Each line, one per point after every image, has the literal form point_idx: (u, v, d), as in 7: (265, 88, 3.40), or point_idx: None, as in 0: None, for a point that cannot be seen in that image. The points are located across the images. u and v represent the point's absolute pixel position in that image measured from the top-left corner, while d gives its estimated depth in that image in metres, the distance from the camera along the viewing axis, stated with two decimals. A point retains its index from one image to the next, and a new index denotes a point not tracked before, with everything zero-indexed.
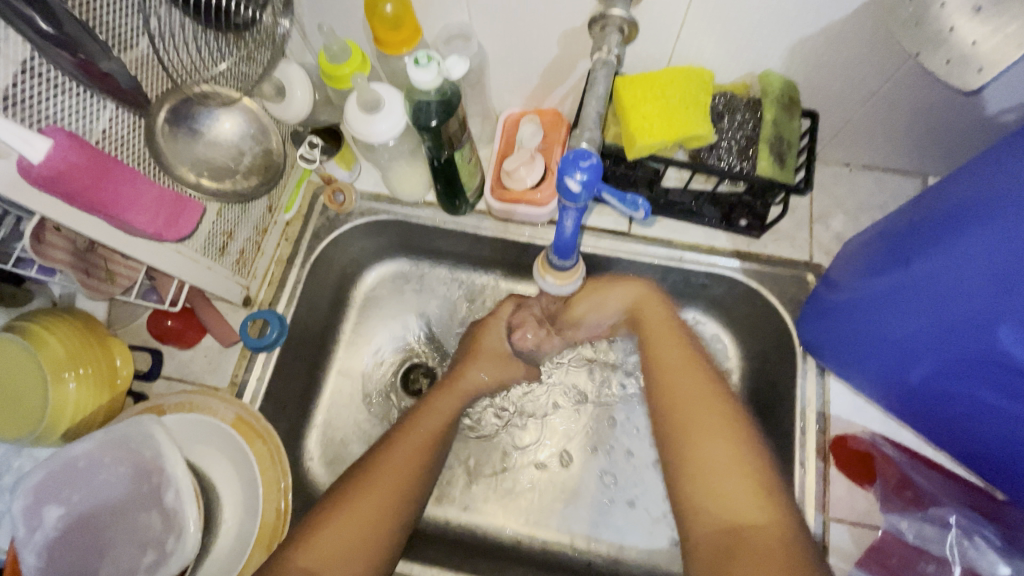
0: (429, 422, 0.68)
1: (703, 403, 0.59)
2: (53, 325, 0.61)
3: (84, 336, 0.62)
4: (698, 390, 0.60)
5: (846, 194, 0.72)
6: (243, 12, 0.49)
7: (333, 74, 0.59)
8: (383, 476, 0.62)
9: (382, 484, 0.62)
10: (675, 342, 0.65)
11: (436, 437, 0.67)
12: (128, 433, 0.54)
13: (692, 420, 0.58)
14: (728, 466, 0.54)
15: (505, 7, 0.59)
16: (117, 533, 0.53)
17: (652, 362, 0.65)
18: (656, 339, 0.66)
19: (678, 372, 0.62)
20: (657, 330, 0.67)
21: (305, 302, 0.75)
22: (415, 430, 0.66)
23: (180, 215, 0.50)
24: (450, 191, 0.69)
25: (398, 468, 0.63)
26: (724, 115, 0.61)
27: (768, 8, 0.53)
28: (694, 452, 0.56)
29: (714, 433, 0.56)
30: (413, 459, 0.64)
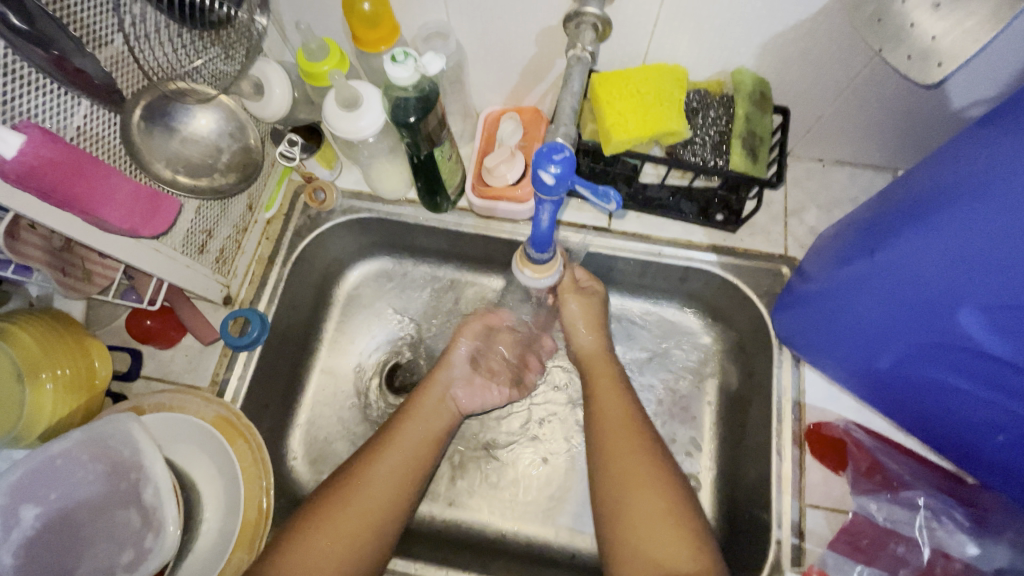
0: (418, 426, 0.68)
1: (629, 447, 0.61)
2: (30, 326, 0.61)
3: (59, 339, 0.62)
4: (627, 431, 0.62)
5: (820, 189, 0.74)
6: (219, 10, 0.50)
7: (311, 72, 0.59)
8: (373, 477, 0.62)
9: (370, 486, 0.61)
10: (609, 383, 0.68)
11: (424, 443, 0.67)
12: (107, 432, 0.53)
13: (620, 464, 0.60)
14: (653, 512, 0.56)
15: (482, 4, 0.60)
16: (97, 532, 0.53)
17: (593, 406, 0.67)
18: (595, 380, 0.69)
19: (611, 420, 0.64)
20: (594, 370, 0.70)
21: (286, 301, 0.75)
22: (407, 433, 0.66)
23: (157, 212, 0.50)
24: (431, 188, 0.69)
25: (389, 469, 0.63)
26: (697, 112, 0.63)
27: (739, 5, 0.54)
28: (625, 501, 0.57)
29: (639, 485, 0.58)
30: (406, 459, 0.64)
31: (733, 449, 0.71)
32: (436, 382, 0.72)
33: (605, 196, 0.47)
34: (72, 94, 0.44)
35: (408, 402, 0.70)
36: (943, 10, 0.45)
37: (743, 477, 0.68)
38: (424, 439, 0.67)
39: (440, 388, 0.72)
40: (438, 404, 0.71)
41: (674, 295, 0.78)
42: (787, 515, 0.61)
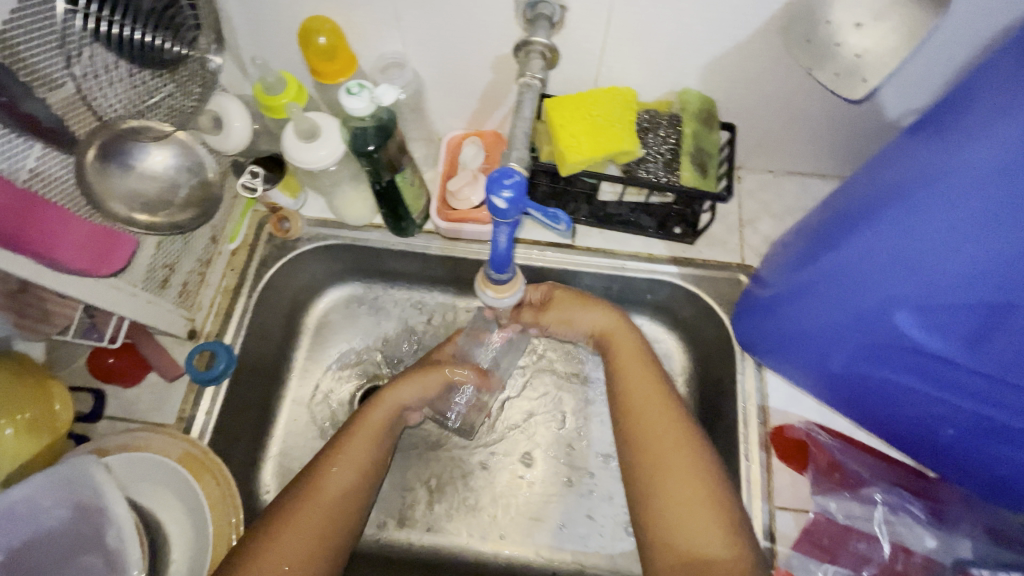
0: (367, 445, 0.66)
1: (672, 441, 0.59)
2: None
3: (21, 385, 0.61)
4: (667, 420, 0.61)
5: (772, 199, 0.77)
6: (172, 49, 0.52)
7: (269, 104, 0.60)
8: (314, 507, 0.60)
9: (310, 521, 0.59)
10: (641, 372, 0.66)
11: (372, 457, 0.66)
12: (69, 476, 0.52)
13: (659, 442, 0.59)
14: (685, 499, 0.55)
15: (437, 34, 0.62)
16: None
17: (620, 389, 0.66)
18: (624, 363, 0.67)
19: (649, 410, 0.62)
20: (615, 343, 0.69)
21: (254, 331, 0.74)
22: (349, 454, 0.64)
23: (112, 250, 0.52)
24: (394, 213, 0.70)
25: (327, 499, 0.61)
26: (648, 132, 0.65)
27: (679, 30, 0.57)
28: (667, 481, 0.57)
29: (680, 465, 0.58)
30: (348, 485, 0.63)
31: None
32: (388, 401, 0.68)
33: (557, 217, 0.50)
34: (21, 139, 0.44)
35: (357, 418, 0.67)
36: (866, 29, 0.48)
37: None
38: (371, 443, 0.66)
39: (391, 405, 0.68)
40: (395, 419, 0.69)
41: (641, 307, 0.80)
42: (757, 517, 0.62)
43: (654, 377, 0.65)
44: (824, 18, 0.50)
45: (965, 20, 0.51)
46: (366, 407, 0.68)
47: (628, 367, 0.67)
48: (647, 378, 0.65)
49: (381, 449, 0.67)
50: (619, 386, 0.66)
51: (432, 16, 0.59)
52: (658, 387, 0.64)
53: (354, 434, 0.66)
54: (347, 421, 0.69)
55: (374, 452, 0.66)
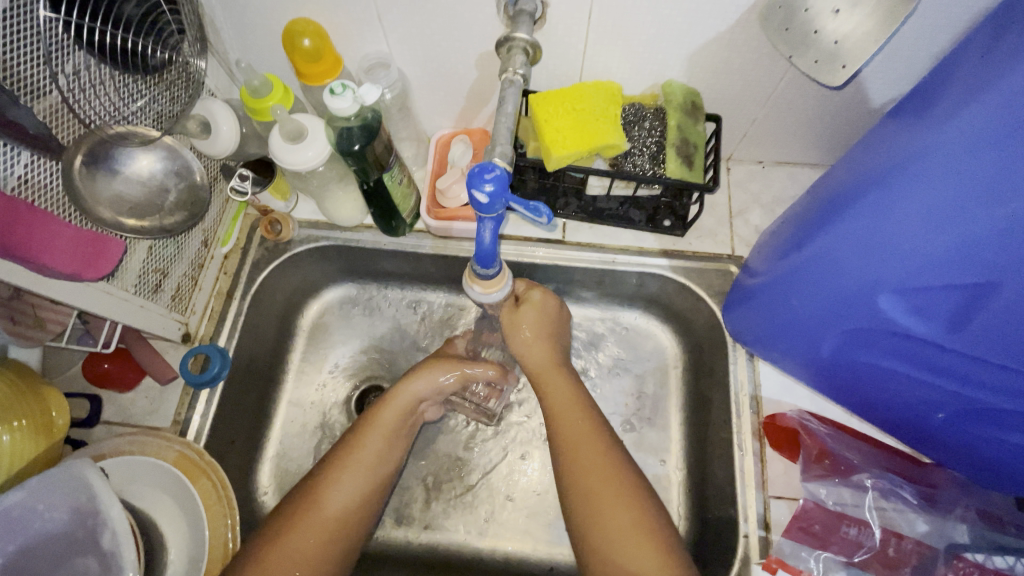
0: (382, 441, 0.66)
1: (603, 471, 0.60)
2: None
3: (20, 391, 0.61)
4: (596, 450, 0.62)
5: (761, 189, 0.77)
6: (156, 55, 0.53)
7: (256, 108, 0.60)
8: (331, 502, 0.61)
9: (324, 517, 0.60)
10: (566, 391, 0.67)
11: (386, 452, 0.66)
12: (63, 479, 0.52)
13: (591, 475, 0.60)
14: (625, 528, 0.56)
15: (419, 33, 0.62)
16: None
17: (552, 413, 0.66)
18: (548, 381, 0.68)
19: (581, 438, 0.63)
20: (547, 372, 0.69)
21: (248, 334, 0.74)
22: (360, 450, 0.65)
23: (101, 254, 0.51)
24: (384, 213, 0.71)
25: (341, 495, 0.62)
26: (633, 125, 0.66)
27: (660, 23, 0.58)
28: (601, 516, 0.58)
29: (612, 497, 0.58)
30: (365, 478, 0.64)
31: (700, 448, 0.73)
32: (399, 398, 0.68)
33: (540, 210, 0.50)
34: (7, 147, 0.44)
35: (367, 417, 0.68)
36: (843, 15, 0.48)
37: (708, 475, 0.70)
38: (384, 438, 0.67)
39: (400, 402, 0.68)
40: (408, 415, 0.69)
41: (633, 301, 0.81)
42: (750, 507, 0.62)
43: (580, 406, 0.66)
44: (802, 6, 0.50)
45: (944, 3, 0.51)
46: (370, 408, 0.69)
47: (557, 397, 0.67)
48: (574, 403, 0.66)
49: (395, 454, 0.67)
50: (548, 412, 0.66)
51: (415, 15, 0.60)
52: (584, 414, 0.65)
53: (365, 436, 0.66)
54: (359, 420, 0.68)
55: (386, 452, 0.66)
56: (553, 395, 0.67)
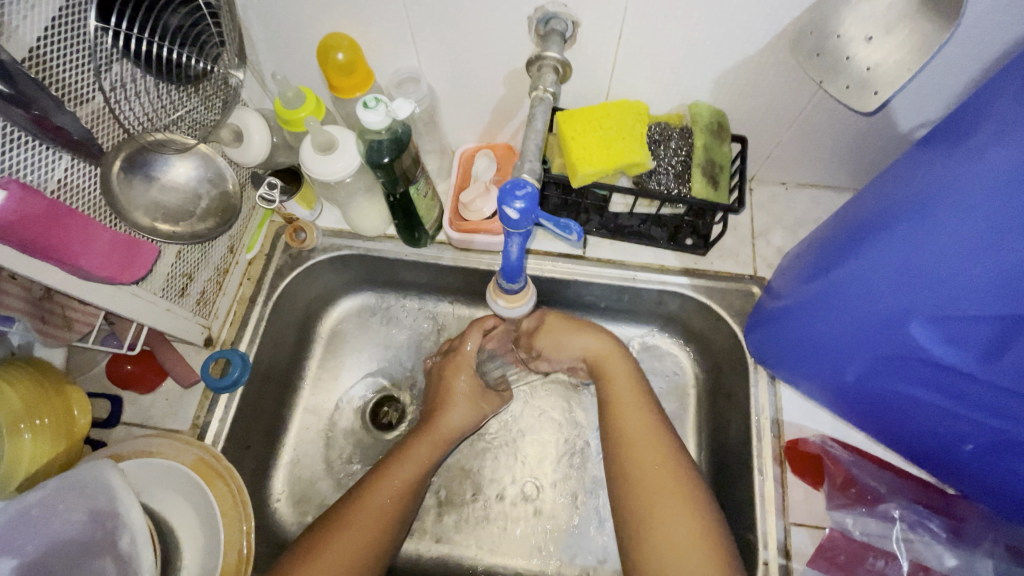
0: (415, 469, 0.67)
1: (660, 469, 0.61)
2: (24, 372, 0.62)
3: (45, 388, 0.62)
4: (659, 450, 0.63)
5: (784, 211, 0.77)
6: (196, 65, 0.54)
7: (289, 118, 0.62)
8: (364, 517, 0.62)
9: (348, 539, 0.60)
10: (638, 410, 0.67)
11: (413, 483, 0.67)
12: (83, 478, 0.53)
13: (651, 474, 0.61)
14: (684, 525, 0.57)
15: (450, 49, 0.63)
16: None
17: (613, 417, 0.67)
18: (623, 406, 0.67)
19: (639, 439, 0.64)
20: (607, 370, 0.71)
21: (268, 340, 0.75)
22: (393, 476, 0.66)
23: (134, 258, 0.51)
24: (409, 224, 0.72)
25: (370, 514, 0.62)
26: (659, 144, 0.66)
27: (689, 45, 0.58)
28: (658, 511, 0.59)
29: (670, 495, 0.59)
30: (391, 502, 0.64)
31: (718, 471, 0.72)
32: (439, 430, 0.71)
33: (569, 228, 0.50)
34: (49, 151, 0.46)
35: (403, 445, 0.69)
36: (875, 43, 0.49)
37: (726, 499, 0.69)
38: (413, 470, 0.67)
39: (439, 437, 0.70)
40: (438, 451, 0.70)
41: (651, 319, 0.81)
42: (771, 534, 0.61)
43: (646, 404, 0.67)
44: (835, 31, 0.50)
45: (978, 33, 0.51)
46: (408, 438, 0.71)
47: (624, 405, 0.67)
48: (641, 410, 0.67)
49: (423, 480, 0.68)
50: (612, 422, 0.67)
51: (446, 32, 0.61)
52: (649, 413, 0.67)
53: (397, 463, 0.67)
54: (398, 444, 0.71)
55: (417, 478, 0.67)
56: (617, 401, 0.68)
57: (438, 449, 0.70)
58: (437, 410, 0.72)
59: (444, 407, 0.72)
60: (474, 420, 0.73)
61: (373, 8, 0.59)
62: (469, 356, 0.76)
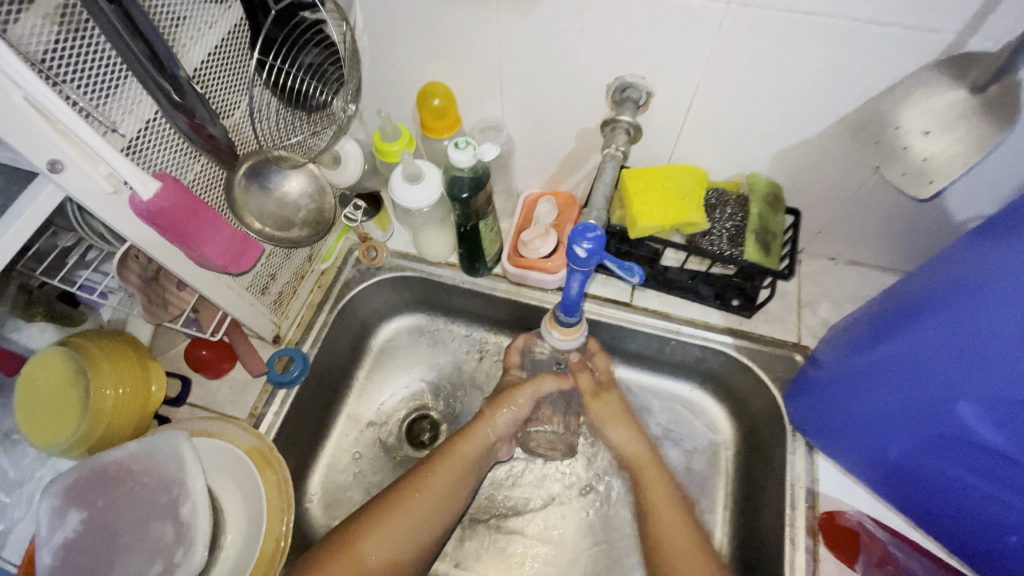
0: (448, 482, 0.71)
1: (688, 546, 0.68)
2: (129, 349, 0.69)
3: (140, 369, 0.69)
4: (682, 527, 0.69)
5: (832, 285, 0.79)
6: (319, 97, 0.63)
7: (384, 150, 0.71)
8: (371, 551, 0.64)
9: (368, 546, 0.64)
10: (662, 484, 0.74)
11: (448, 498, 0.71)
12: (157, 446, 0.56)
13: (676, 547, 0.68)
14: None
15: (533, 106, 0.71)
16: (131, 541, 0.53)
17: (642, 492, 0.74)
18: (643, 470, 0.75)
19: (666, 509, 0.72)
20: (642, 460, 0.76)
21: (327, 345, 0.81)
22: (411, 501, 0.69)
23: (244, 253, 0.55)
24: (472, 254, 0.79)
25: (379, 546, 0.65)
26: (715, 208, 0.70)
27: (751, 124, 0.64)
28: None
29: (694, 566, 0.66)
30: (413, 521, 0.68)
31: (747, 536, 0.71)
32: (474, 447, 0.75)
33: (630, 270, 0.55)
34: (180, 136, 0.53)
35: (440, 451, 0.74)
36: (932, 137, 0.51)
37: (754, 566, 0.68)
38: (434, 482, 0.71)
39: (478, 449, 0.75)
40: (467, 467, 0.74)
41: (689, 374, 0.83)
42: None
43: (667, 484, 0.74)
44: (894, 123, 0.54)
45: None
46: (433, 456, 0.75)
47: (653, 487, 0.74)
48: (665, 484, 0.74)
49: (456, 492, 0.72)
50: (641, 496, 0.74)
51: (534, 91, 0.69)
52: (671, 492, 0.73)
53: (430, 475, 0.71)
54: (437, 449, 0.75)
55: (450, 492, 0.71)
56: (647, 485, 0.74)
57: (471, 464, 0.74)
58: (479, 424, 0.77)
59: (465, 431, 0.76)
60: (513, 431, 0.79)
61: (473, 64, 0.67)
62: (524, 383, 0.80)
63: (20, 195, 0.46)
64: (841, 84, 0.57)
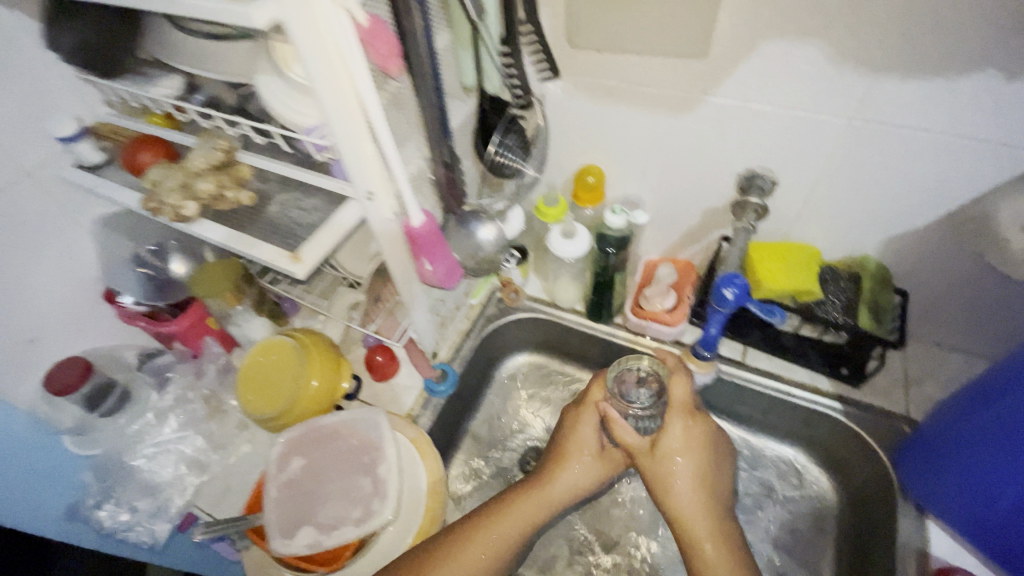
0: (532, 509, 0.68)
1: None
2: (324, 339, 0.87)
3: (336, 366, 0.86)
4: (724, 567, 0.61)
5: (936, 367, 0.86)
6: (512, 168, 0.81)
7: (543, 211, 0.89)
8: (478, 556, 0.64)
9: (470, 551, 0.64)
10: (712, 536, 0.64)
11: (529, 530, 0.68)
12: (364, 417, 0.71)
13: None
14: None
15: (670, 189, 0.88)
16: (338, 489, 0.66)
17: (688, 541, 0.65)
18: (695, 530, 0.64)
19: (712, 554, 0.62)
20: (692, 519, 0.65)
21: (470, 367, 0.96)
22: (526, 499, 0.69)
23: (449, 274, 0.73)
24: (600, 302, 0.92)
25: (468, 565, 0.63)
26: (829, 282, 0.82)
27: (862, 213, 0.78)
28: None
29: None
30: (500, 545, 0.65)
31: None
32: (552, 484, 0.70)
33: (772, 312, 0.77)
34: (427, 185, 0.73)
35: (531, 482, 0.71)
36: None
37: None
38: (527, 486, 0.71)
39: (554, 486, 0.70)
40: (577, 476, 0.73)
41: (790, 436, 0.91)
42: None
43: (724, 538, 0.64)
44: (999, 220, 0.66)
45: None
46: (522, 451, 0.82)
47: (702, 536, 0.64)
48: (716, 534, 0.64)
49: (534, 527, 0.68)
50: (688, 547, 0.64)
51: (674, 175, 0.86)
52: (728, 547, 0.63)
53: (516, 502, 0.68)
54: (536, 470, 0.73)
55: (533, 523, 0.68)
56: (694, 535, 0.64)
57: (546, 507, 0.69)
58: (553, 466, 0.72)
59: (555, 465, 0.72)
60: (586, 484, 0.72)
61: (627, 153, 0.86)
62: (594, 411, 0.74)
63: (333, 214, 0.63)
64: (946, 187, 0.70)
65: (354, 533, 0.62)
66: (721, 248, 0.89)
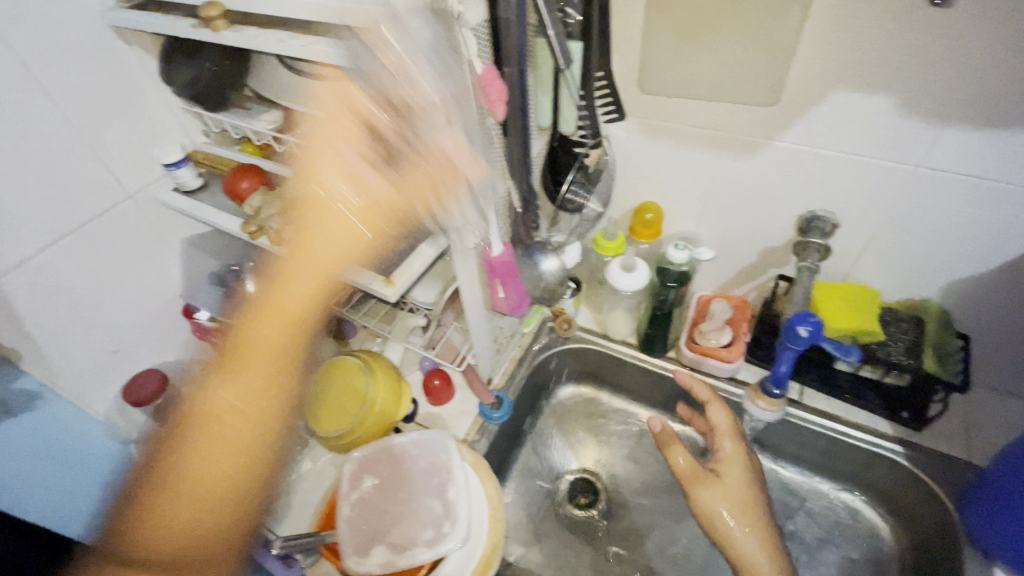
0: (243, 368, 0.67)
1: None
2: (387, 362, 0.90)
3: (397, 389, 0.87)
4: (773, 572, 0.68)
5: (999, 414, 0.85)
6: (575, 202, 0.84)
7: (601, 244, 0.92)
8: (200, 464, 0.64)
9: (192, 462, 0.63)
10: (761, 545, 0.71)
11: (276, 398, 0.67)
12: (432, 438, 0.73)
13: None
14: None
15: (728, 228, 0.91)
16: (408, 509, 0.67)
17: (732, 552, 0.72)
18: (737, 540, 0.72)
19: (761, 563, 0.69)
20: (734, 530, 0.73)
21: (522, 395, 0.97)
22: (226, 368, 0.68)
23: (518, 302, 0.76)
24: (654, 336, 0.94)
25: (210, 477, 0.63)
26: (890, 323, 0.82)
27: (923, 258, 0.79)
28: None
29: None
30: (224, 426, 0.65)
31: None
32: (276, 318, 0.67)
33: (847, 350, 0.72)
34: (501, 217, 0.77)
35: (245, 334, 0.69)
36: None
37: None
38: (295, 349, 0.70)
39: (278, 330, 0.68)
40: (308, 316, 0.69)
41: (846, 479, 0.90)
42: None
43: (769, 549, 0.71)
44: None
45: None
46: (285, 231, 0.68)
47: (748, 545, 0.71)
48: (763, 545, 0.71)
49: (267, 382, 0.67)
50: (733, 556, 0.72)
51: (732, 214, 0.88)
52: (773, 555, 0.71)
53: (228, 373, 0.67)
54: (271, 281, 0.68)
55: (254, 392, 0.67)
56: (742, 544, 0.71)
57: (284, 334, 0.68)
58: (297, 221, 0.65)
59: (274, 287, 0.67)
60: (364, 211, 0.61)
61: (687, 192, 0.90)
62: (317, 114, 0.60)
63: None
64: (1011, 234, 0.71)
65: (428, 554, 0.63)
66: (778, 287, 0.91)
